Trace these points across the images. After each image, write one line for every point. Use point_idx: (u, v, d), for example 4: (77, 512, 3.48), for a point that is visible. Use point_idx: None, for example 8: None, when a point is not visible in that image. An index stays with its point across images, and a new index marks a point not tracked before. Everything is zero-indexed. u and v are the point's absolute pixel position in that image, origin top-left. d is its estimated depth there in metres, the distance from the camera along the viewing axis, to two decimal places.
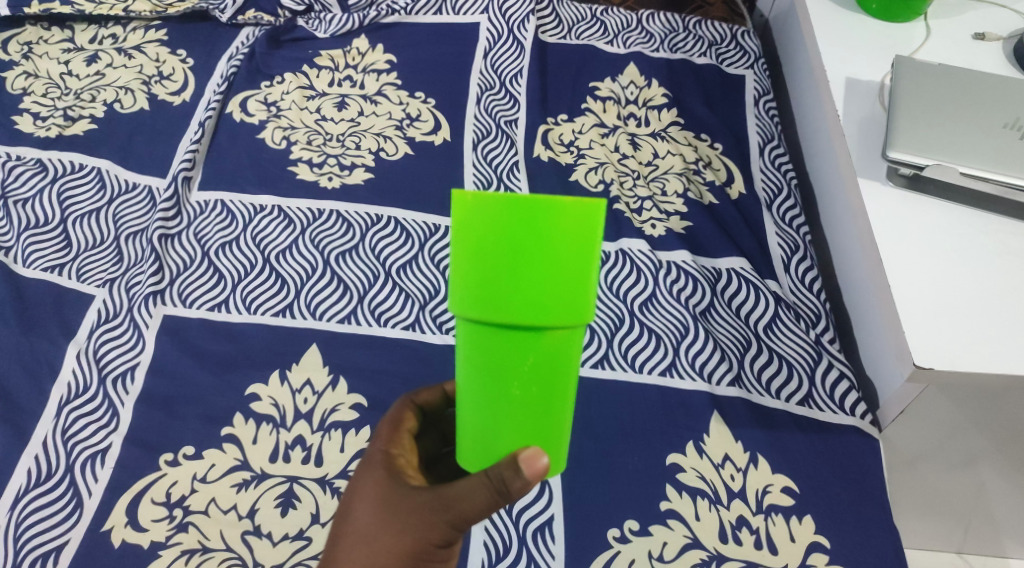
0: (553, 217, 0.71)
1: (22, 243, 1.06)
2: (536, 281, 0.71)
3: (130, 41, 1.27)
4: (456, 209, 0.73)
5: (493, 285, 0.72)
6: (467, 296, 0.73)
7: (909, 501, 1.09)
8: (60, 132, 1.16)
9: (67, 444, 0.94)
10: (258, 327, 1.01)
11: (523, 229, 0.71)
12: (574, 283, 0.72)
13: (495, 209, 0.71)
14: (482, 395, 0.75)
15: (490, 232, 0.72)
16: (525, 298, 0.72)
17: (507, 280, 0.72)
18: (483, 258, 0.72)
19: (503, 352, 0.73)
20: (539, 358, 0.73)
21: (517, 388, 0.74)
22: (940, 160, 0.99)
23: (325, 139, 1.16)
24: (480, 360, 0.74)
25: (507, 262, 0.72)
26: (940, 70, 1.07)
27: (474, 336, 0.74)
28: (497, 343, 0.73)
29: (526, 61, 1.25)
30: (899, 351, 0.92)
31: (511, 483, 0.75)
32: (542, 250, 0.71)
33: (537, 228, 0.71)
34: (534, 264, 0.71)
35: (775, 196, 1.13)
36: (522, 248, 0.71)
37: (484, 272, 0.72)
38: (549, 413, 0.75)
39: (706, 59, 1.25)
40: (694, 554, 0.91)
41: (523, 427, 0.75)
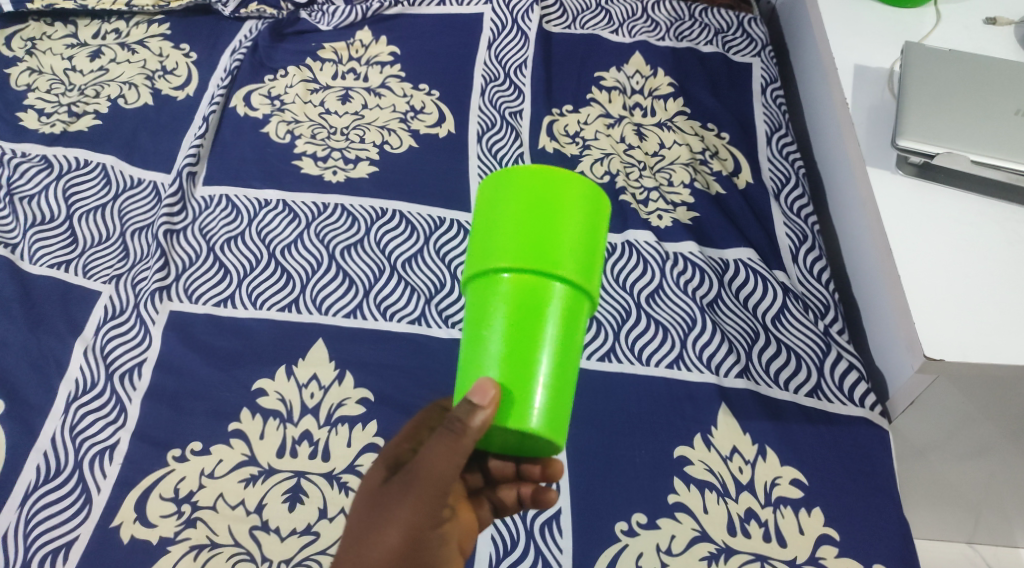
0: (566, 186, 0.76)
1: (28, 240, 1.06)
2: (543, 238, 0.74)
3: (133, 36, 1.27)
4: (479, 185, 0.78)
5: (502, 243, 0.75)
6: (479, 254, 0.76)
7: (920, 491, 1.08)
8: (64, 128, 1.16)
9: (75, 441, 0.94)
10: (264, 322, 1.01)
11: (536, 195, 0.75)
12: (582, 247, 0.75)
13: (512, 178, 0.76)
14: (478, 352, 0.75)
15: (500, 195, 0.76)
16: (530, 254, 0.74)
17: (515, 237, 0.74)
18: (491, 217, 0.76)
19: (504, 305, 0.74)
20: (540, 313, 0.74)
21: (514, 343, 0.74)
22: (951, 148, 0.97)
23: (329, 132, 1.16)
24: (482, 316, 0.75)
25: (517, 223, 0.75)
26: (950, 56, 1.06)
27: (480, 293, 0.76)
28: (501, 299, 0.75)
29: (530, 51, 1.24)
30: (910, 342, 0.91)
31: (471, 419, 0.73)
32: (551, 212, 0.75)
33: (550, 193, 0.75)
34: (542, 224, 0.74)
35: (783, 185, 1.12)
36: (532, 211, 0.75)
37: (496, 233, 0.75)
38: (543, 374, 0.74)
39: (712, 48, 1.24)
40: (702, 547, 0.91)
41: (513, 382, 0.74)
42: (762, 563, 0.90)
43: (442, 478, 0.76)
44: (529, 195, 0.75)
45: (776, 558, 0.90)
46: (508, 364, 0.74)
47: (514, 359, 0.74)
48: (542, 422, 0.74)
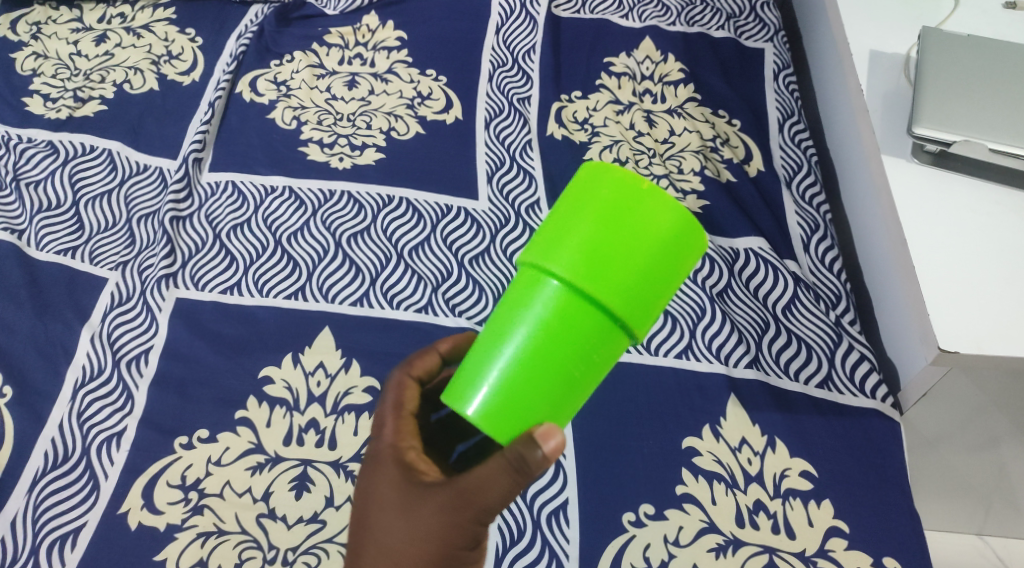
0: (662, 216, 0.71)
1: (34, 226, 1.06)
2: (612, 260, 0.70)
3: (139, 21, 1.25)
4: (581, 173, 0.73)
5: (570, 249, 0.71)
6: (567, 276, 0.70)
7: (931, 485, 1.06)
8: (70, 113, 1.15)
9: (82, 428, 0.94)
10: (270, 310, 1.01)
11: (626, 211, 0.71)
12: (646, 281, 0.71)
13: (617, 184, 0.71)
14: (496, 337, 0.73)
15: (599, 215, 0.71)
16: (593, 272, 0.70)
17: (585, 249, 0.71)
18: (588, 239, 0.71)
19: (544, 308, 0.72)
20: (574, 332, 0.71)
21: (532, 347, 0.72)
22: (968, 136, 0.96)
23: (336, 118, 1.15)
24: (517, 306, 0.72)
25: (592, 235, 0.71)
26: (969, 41, 1.04)
27: (527, 282, 0.72)
28: (545, 300, 0.72)
29: (538, 36, 1.22)
30: (923, 333, 0.90)
31: (529, 455, 0.73)
32: (630, 235, 0.71)
33: (640, 215, 0.71)
34: (617, 246, 0.70)
35: (795, 173, 1.10)
36: (613, 229, 0.71)
37: (570, 236, 0.71)
38: (548, 389, 0.72)
39: (724, 33, 1.22)
40: (710, 539, 0.90)
41: (517, 384, 0.72)
42: (770, 555, 0.90)
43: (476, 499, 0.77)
44: (619, 210, 0.71)
45: (784, 550, 0.90)
46: (520, 365, 0.72)
47: (526, 363, 0.72)
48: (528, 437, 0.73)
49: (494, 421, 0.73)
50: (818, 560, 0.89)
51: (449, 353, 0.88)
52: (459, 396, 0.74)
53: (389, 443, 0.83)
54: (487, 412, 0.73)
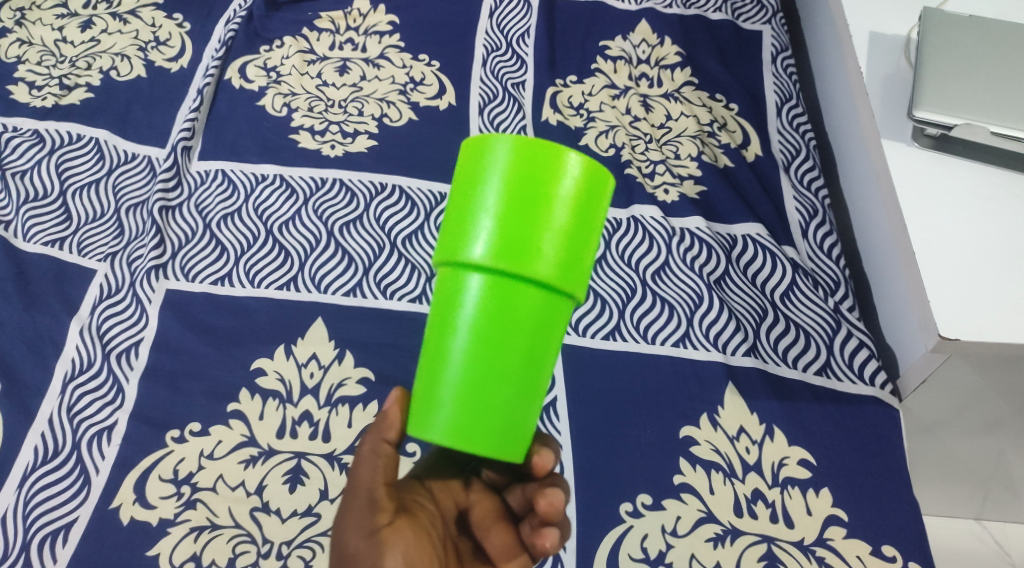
0: (557, 168, 0.70)
1: (20, 217, 1.04)
2: (521, 231, 0.70)
3: (125, 6, 1.23)
4: (463, 154, 0.74)
5: (479, 231, 0.71)
6: (502, 265, 0.70)
7: (928, 468, 1.05)
8: (56, 101, 1.13)
9: (73, 422, 0.92)
10: (263, 301, 0.99)
11: (520, 174, 0.71)
12: (566, 242, 0.71)
13: (502, 151, 0.71)
14: (441, 348, 0.73)
15: (518, 195, 0.70)
16: (503, 247, 0.70)
17: (493, 226, 0.70)
18: (513, 219, 0.70)
19: (474, 301, 0.72)
20: (514, 315, 0.71)
21: (477, 346, 0.72)
22: (970, 119, 0.94)
23: (327, 105, 1.13)
24: (449, 311, 0.73)
25: (496, 211, 0.71)
26: (971, 22, 1.02)
27: (450, 283, 0.73)
28: (472, 291, 0.72)
29: (533, 20, 1.20)
30: (925, 320, 0.89)
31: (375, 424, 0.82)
32: (540, 200, 0.70)
33: (537, 175, 0.70)
34: (524, 213, 0.70)
35: (793, 157, 1.09)
36: (515, 197, 0.71)
37: (473, 218, 0.71)
38: (506, 383, 0.72)
39: (721, 15, 1.20)
40: (708, 529, 0.89)
41: (470, 385, 0.72)
42: (769, 545, 0.89)
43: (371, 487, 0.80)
44: (513, 175, 0.71)
45: (783, 540, 0.89)
46: (470, 365, 0.72)
47: (475, 364, 0.72)
48: (490, 438, 0.72)
49: (457, 429, 0.72)
50: (817, 549, 0.89)
51: None
52: (418, 421, 0.74)
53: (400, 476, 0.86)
54: (450, 425, 0.72)
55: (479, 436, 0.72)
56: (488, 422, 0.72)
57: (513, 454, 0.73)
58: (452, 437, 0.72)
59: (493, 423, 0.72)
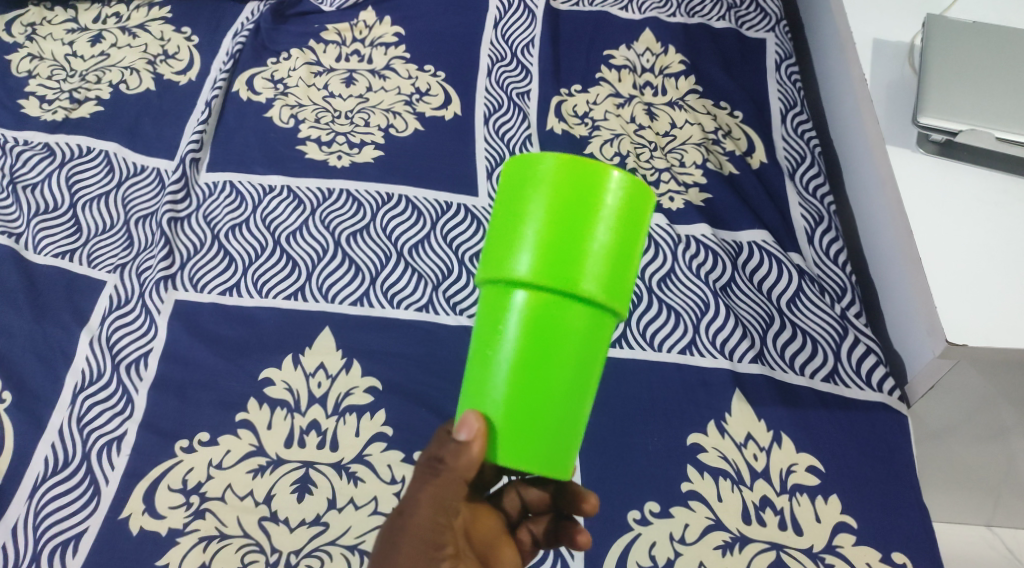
0: (601, 185, 0.71)
1: (31, 229, 1.05)
2: (567, 249, 0.70)
3: (134, 20, 1.24)
4: (506, 170, 0.74)
5: (524, 247, 0.71)
6: (548, 282, 0.71)
7: (938, 473, 1.05)
8: (66, 115, 1.14)
9: (83, 432, 0.93)
10: (271, 310, 1.00)
11: (563, 190, 0.71)
12: (610, 258, 0.71)
13: (546, 169, 0.71)
14: (487, 365, 0.73)
15: (562, 211, 0.71)
16: (550, 265, 0.70)
17: (537, 242, 0.71)
18: (558, 235, 0.71)
19: (520, 319, 0.72)
20: (559, 332, 0.72)
21: (524, 364, 0.72)
22: (974, 125, 0.95)
23: (333, 116, 1.14)
24: (495, 328, 0.73)
25: (540, 226, 0.71)
26: (975, 28, 1.02)
27: (494, 300, 0.73)
28: (517, 309, 0.72)
29: (537, 30, 1.21)
30: (931, 325, 0.89)
31: (452, 448, 0.74)
32: (584, 216, 0.71)
33: (580, 191, 0.71)
34: (567, 228, 0.71)
35: (798, 164, 1.09)
36: (558, 213, 0.71)
37: (516, 234, 0.72)
38: (552, 399, 0.72)
39: (724, 24, 1.20)
40: (717, 536, 0.89)
41: (516, 402, 0.72)
42: (778, 552, 0.89)
43: (433, 515, 0.77)
44: (557, 193, 0.71)
45: (792, 547, 0.89)
46: (516, 383, 0.72)
47: (523, 381, 0.72)
48: (537, 455, 0.73)
49: (505, 444, 0.73)
50: (826, 556, 0.88)
51: None
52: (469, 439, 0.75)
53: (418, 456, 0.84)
54: (497, 440, 0.73)
55: (527, 453, 0.73)
56: (535, 438, 0.73)
57: (559, 473, 0.74)
58: (502, 453, 0.73)
59: (539, 439, 0.73)
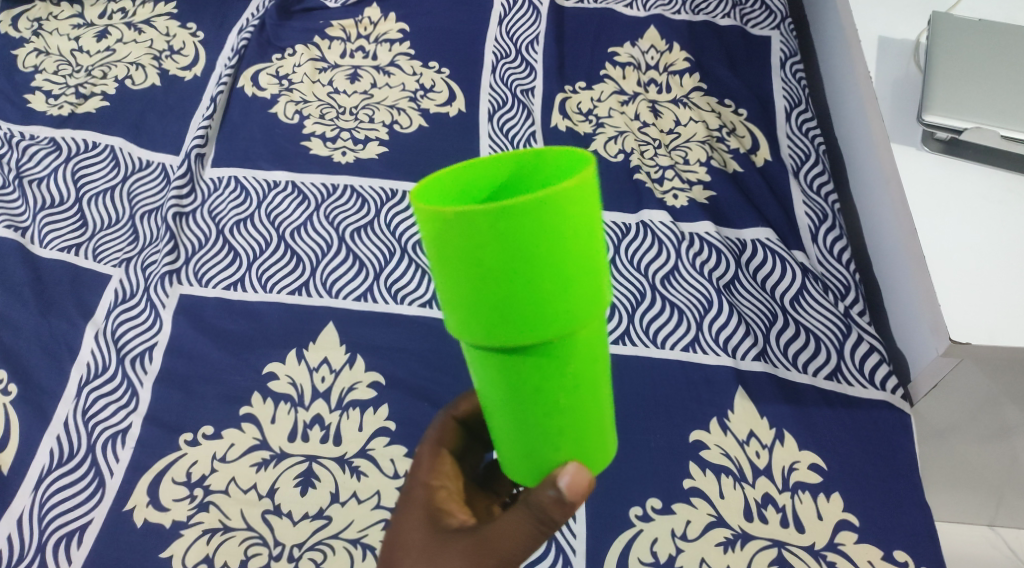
0: (544, 208, 0.61)
1: (38, 223, 1.05)
2: (540, 282, 0.62)
3: (140, 16, 1.25)
4: (429, 233, 0.62)
5: (501, 306, 0.63)
6: (545, 327, 0.63)
7: (940, 472, 1.05)
8: (72, 110, 1.15)
9: (88, 424, 0.93)
10: (275, 305, 1.00)
11: (511, 233, 0.61)
12: (586, 268, 0.64)
13: (470, 207, 0.61)
14: (512, 418, 0.68)
15: (525, 252, 0.62)
16: (527, 297, 0.63)
17: (512, 295, 0.62)
18: (532, 277, 0.62)
19: (529, 370, 0.65)
20: (573, 358, 0.66)
21: (545, 396, 0.67)
22: (979, 123, 0.94)
23: (338, 112, 1.14)
24: (498, 377, 0.66)
25: (505, 278, 0.62)
26: (981, 27, 1.02)
27: (491, 363, 0.65)
28: (521, 362, 0.65)
29: (542, 27, 1.21)
30: (934, 324, 0.89)
31: (547, 498, 0.72)
32: (547, 245, 0.62)
33: (529, 225, 0.61)
34: (536, 266, 0.62)
35: (803, 162, 1.09)
36: (519, 256, 0.62)
37: (483, 296, 0.63)
38: (585, 412, 0.68)
39: (730, 21, 1.20)
40: (718, 533, 0.88)
41: (553, 433, 0.68)
42: (779, 549, 0.88)
43: (508, 542, 0.76)
44: (503, 237, 0.61)
45: (794, 545, 0.88)
46: (548, 419, 0.68)
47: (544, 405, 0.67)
48: (585, 457, 0.71)
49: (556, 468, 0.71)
50: (828, 554, 0.88)
51: (464, 414, 0.87)
52: (523, 476, 0.72)
53: (430, 446, 0.86)
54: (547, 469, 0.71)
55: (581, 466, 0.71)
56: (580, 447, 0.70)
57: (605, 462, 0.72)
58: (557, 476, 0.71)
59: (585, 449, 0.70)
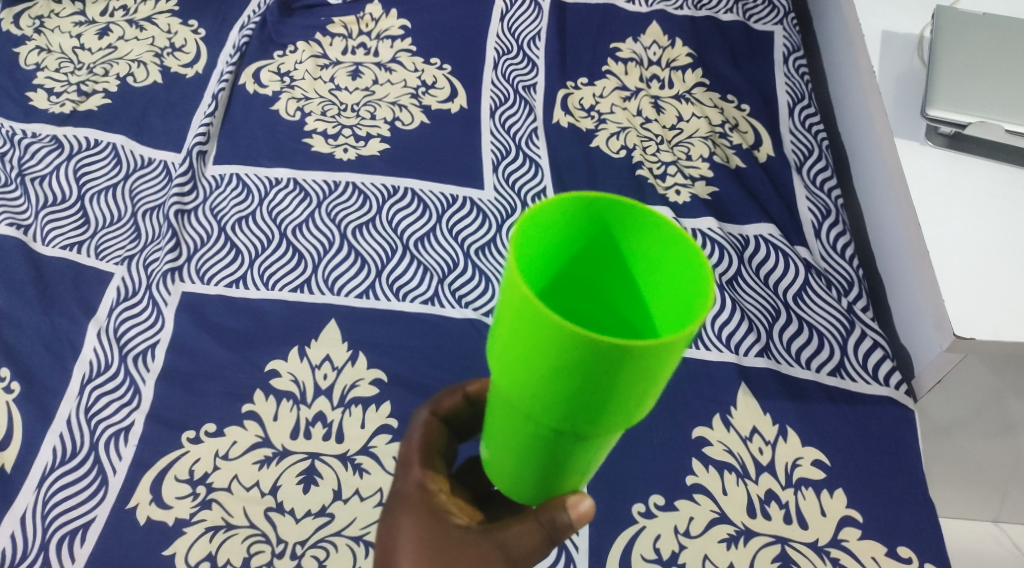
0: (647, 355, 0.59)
1: (40, 221, 1.05)
2: (608, 400, 0.61)
3: (141, 13, 1.25)
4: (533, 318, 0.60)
5: (562, 403, 0.62)
6: (591, 429, 0.63)
7: (944, 469, 1.05)
8: (74, 107, 1.14)
9: (91, 422, 0.93)
10: (277, 302, 1.00)
11: (604, 361, 0.59)
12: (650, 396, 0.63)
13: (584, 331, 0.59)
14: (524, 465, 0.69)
15: (607, 379, 0.60)
16: (593, 402, 0.61)
17: (576, 398, 0.62)
18: (601, 396, 0.61)
19: (558, 443, 0.66)
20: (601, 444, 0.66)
21: (559, 461, 0.68)
22: (984, 117, 0.94)
23: (339, 109, 1.14)
24: (528, 431, 0.66)
25: (577, 388, 0.61)
26: (985, 21, 1.02)
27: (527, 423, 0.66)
28: (555, 437, 0.65)
29: (544, 23, 1.21)
30: (938, 319, 0.89)
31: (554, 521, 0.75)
32: (629, 379, 0.60)
33: (624, 361, 0.59)
34: (610, 389, 0.61)
35: (806, 157, 1.09)
36: (598, 377, 0.60)
37: (551, 390, 0.62)
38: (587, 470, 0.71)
39: (732, 16, 1.20)
40: (721, 529, 0.88)
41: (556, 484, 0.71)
42: (783, 546, 0.87)
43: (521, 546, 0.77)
44: (595, 361, 0.60)
45: (797, 541, 0.88)
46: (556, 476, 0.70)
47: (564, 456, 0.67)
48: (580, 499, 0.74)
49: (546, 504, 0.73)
50: (831, 550, 0.87)
51: (446, 410, 0.86)
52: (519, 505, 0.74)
53: (417, 444, 0.84)
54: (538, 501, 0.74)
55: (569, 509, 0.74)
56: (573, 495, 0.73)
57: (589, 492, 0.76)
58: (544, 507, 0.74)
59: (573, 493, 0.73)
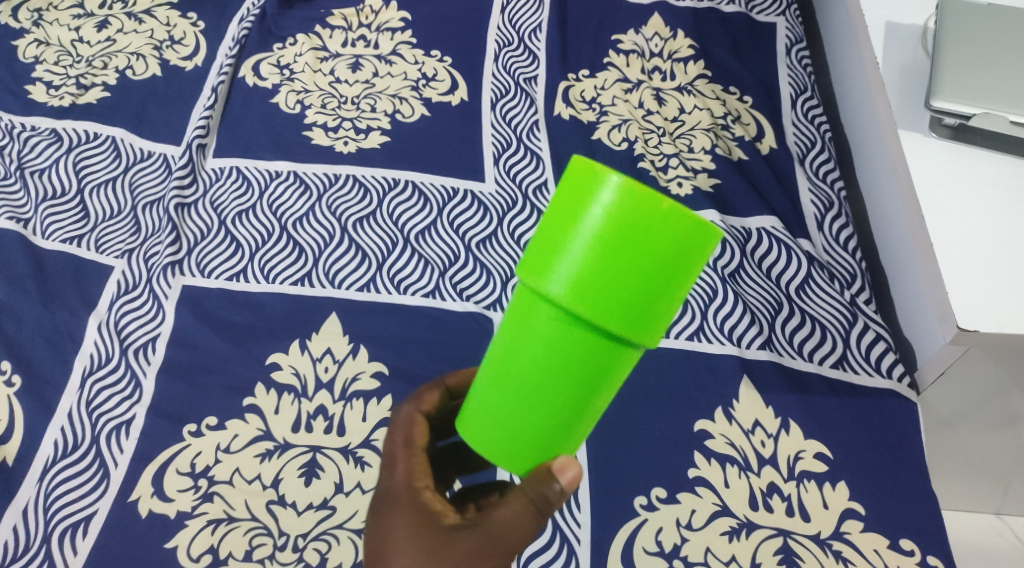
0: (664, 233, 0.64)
1: (40, 215, 1.05)
2: (614, 274, 0.64)
3: (140, 6, 1.24)
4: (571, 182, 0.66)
5: (571, 268, 0.65)
6: (589, 313, 0.65)
7: (947, 462, 1.05)
8: (73, 100, 1.14)
9: (91, 416, 0.93)
10: (277, 296, 1.00)
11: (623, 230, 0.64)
12: (649, 296, 0.65)
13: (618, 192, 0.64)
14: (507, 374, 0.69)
15: (619, 249, 0.64)
16: (599, 276, 0.65)
17: (583, 269, 0.65)
18: (612, 270, 0.64)
19: (550, 337, 0.67)
20: (587, 358, 0.67)
21: (540, 372, 0.68)
22: (989, 108, 0.93)
23: (339, 101, 1.14)
24: (525, 316, 0.68)
25: (586, 259, 0.65)
26: (989, 11, 1.01)
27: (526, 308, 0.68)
28: (548, 323, 0.67)
29: (544, 15, 1.21)
30: (942, 311, 0.88)
31: (539, 488, 0.72)
32: (640, 255, 0.64)
33: (641, 231, 0.64)
34: (616, 263, 0.64)
35: (809, 149, 1.08)
36: (610, 246, 0.64)
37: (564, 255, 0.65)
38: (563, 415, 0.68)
39: (734, 7, 1.19)
40: (723, 522, 0.88)
41: (533, 418, 0.69)
42: (785, 538, 0.87)
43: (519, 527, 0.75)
44: (615, 226, 0.64)
45: (799, 533, 0.88)
46: (536, 402, 0.68)
47: (551, 359, 0.67)
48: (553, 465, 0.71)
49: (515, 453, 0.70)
50: (834, 543, 0.87)
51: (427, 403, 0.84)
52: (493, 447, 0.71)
53: (401, 438, 0.82)
54: (505, 448, 0.70)
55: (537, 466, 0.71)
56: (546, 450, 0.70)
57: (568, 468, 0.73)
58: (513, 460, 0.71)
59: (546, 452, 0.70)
